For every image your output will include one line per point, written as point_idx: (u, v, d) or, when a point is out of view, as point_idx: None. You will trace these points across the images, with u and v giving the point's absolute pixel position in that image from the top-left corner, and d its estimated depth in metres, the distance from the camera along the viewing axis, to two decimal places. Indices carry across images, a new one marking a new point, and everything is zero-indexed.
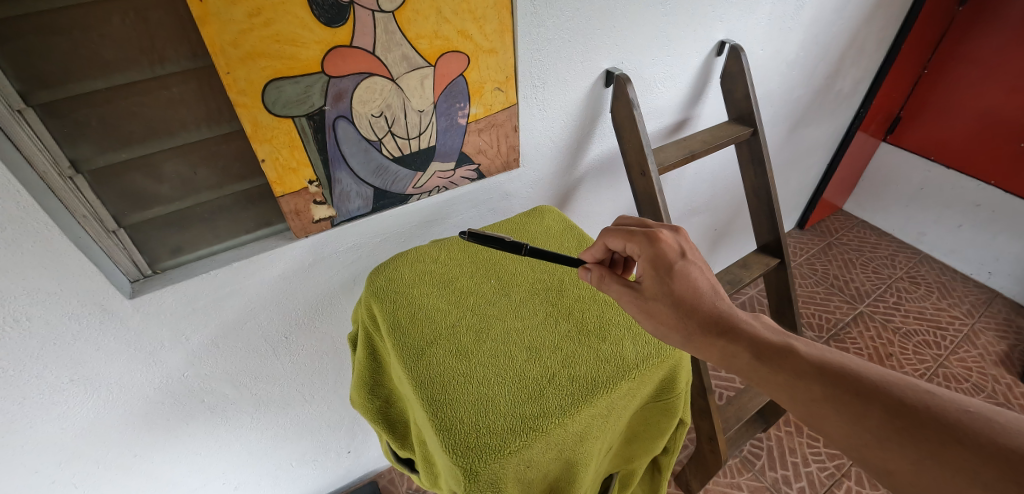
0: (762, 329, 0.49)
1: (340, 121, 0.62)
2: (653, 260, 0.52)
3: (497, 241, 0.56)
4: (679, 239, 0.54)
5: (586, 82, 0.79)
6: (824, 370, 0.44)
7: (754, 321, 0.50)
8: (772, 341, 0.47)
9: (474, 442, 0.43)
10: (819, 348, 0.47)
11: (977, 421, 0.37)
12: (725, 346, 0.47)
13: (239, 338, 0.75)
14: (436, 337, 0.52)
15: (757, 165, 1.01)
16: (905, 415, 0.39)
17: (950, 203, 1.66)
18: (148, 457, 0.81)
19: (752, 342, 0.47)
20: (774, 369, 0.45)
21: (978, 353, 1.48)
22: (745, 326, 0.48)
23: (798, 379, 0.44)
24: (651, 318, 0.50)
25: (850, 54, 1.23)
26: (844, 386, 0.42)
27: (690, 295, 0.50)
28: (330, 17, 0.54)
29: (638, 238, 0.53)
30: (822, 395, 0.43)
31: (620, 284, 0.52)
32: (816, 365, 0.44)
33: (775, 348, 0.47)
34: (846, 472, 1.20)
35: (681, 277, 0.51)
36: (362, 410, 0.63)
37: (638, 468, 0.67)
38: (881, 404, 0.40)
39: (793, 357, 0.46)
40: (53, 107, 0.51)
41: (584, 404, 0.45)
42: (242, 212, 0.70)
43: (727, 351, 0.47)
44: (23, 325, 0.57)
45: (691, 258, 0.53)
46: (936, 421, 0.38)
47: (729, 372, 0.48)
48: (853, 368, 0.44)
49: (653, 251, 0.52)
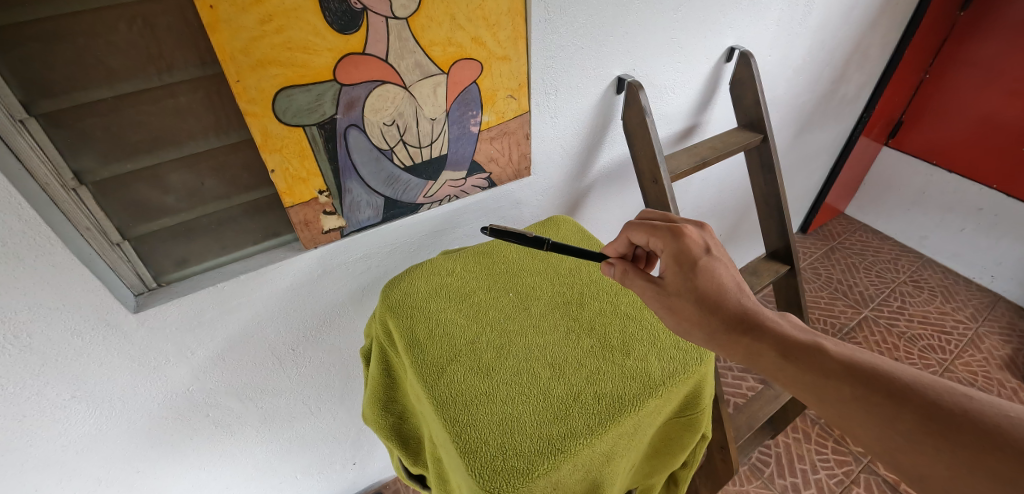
0: (789, 329, 0.48)
1: (352, 130, 0.60)
2: (676, 256, 0.52)
3: (518, 236, 0.55)
4: (704, 235, 0.54)
5: (598, 89, 0.78)
6: (853, 370, 0.43)
7: (780, 319, 0.49)
8: (799, 341, 0.46)
9: (502, 465, 0.41)
10: (847, 347, 0.46)
11: (1014, 425, 0.36)
12: (749, 345, 0.47)
13: (246, 351, 0.73)
14: (457, 354, 0.50)
15: (767, 171, 1.00)
16: (938, 418, 0.38)
17: (952, 206, 1.66)
18: (151, 473, 0.79)
19: (778, 341, 0.46)
20: (802, 369, 0.44)
21: (983, 357, 1.48)
22: (771, 324, 0.47)
23: (825, 379, 0.43)
24: (673, 314, 0.51)
25: (855, 59, 1.23)
26: (874, 387, 0.41)
27: (714, 291, 0.50)
28: (343, 24, 0.52)
29: (662, 233, 0.53)
30: (850, 396, 0.42)
31: (644, 279, 0.52)
32: (844, 365, 0.43)
33: (802, 347, 0.46)
34: (856, 479, 1.20)
35: (706, 273, 0.50)
36: (375, 427, 0.61)
37: (656, 483, 0.66)
38: (913, 406, 0.39)
39: (819, 356, 0.45)
40: (57, 117, 0.50)
41: (612, 424, 0.44)
42: (249, 223, 0.68)
43: (751, 350, 0.47)
44: (24, 342, 0.55)
45: (716, 254, 0.52)
46: (972, 424, 0.37)
47: (752, 370, 0.47)
48: (882, 369, 0.42)
49: (676, 247, 0.52)
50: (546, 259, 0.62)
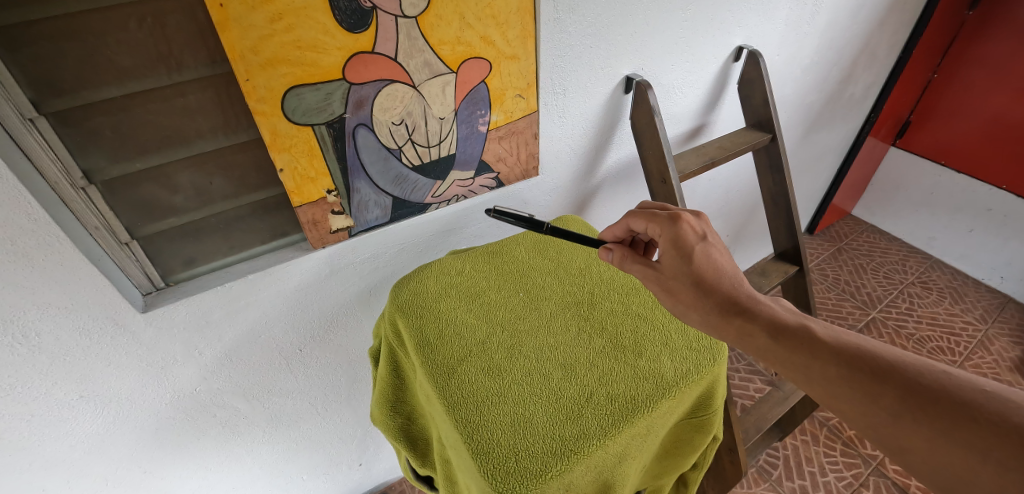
0: (781, 312, 0.48)
1: (361, 129, 0.60)
2: (673, 241, 0.52)
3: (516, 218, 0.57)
4: (701, 222, 0.53)
5: (607, 88, 0.78)
6: (841, 350, 0.43)
7: (774, 303, 0.49)
8: (789, 323, 0.46)
9: (514, 466, 0.41)
10: (835, 329, 0.46)
11: (991, 399, 0.36)
12: (741, 326, 0.47)
13: (253, 350, 0.73)
14: (465, 354, 0.50)
15: (775, 171, 1.00)
16: (918, 394, 0.38)
17: (961, 207, 1.65)
18: (158, 474, 0.79)
19: (770, 323, 0.46)
20: (791, 350, 0.44)
21: (992, 359, 1.46)
22: (764, 307, 0.47)
23: (812, 358, 0.43)
24: (672, 297, 0.51)
25: (863, 58, 1.22)
26: (858, 366, 0.41)
27: (711, 275, 0.50)
28: (352, 22, 0.52)
29: (660, 219, 0.53)
30: (834, 374, 0.42)
31: (641, 263, 0.53)
32: (832, 347, 0.43)
33: (793, 329, 0.46)
34: (865, 482, 1.18)
35: (704, 258, 0.50)
36: (383, 428, 0.60)
37: (666, 484, 0.65)
38: (894, 383, 0.40)
39: (808, 337, 0.44)
40: (67, 115, 0.50)
41: (625, 426, 0.44)
42: (257, 222, 0.68)
43: (744, 331, 0.46)
44: (32, 341, 0.55)
45: (712, 240, 0.52)
46: (950, 400, 0.37)
47: (745, 353, 0.46)
48: (866, 348, 0.42)
49: (673, 232, 0.52)
50: (556, 259, 0.62)
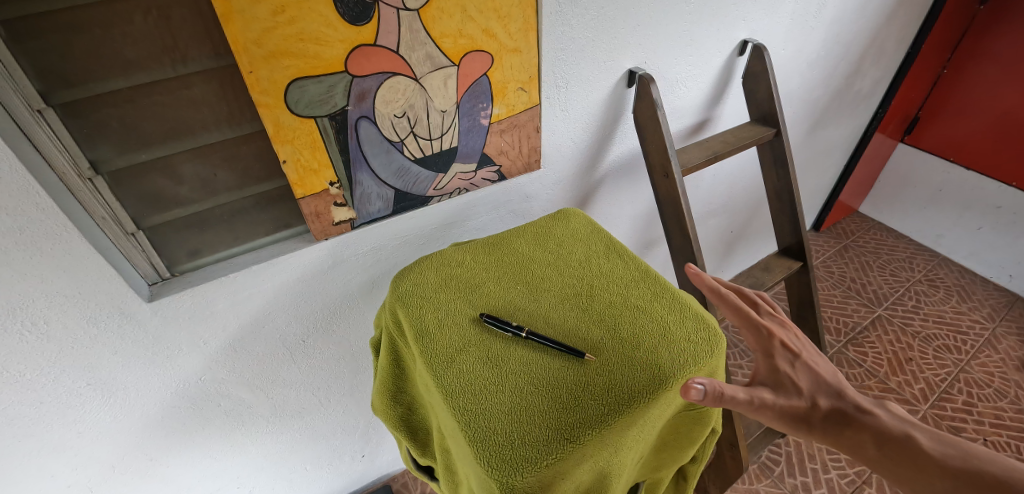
0: (886, 420, 0.51)
1: (363, 121, 0.60)
2: (768, 354, 0.55)
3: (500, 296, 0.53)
4: (790, 334, 0.57)
5: (609, 82, 0.78)
6: (945, 462, 0.46)
7: (879, 411, 0.52)
8: (893, 432, 0.50)
9: (511, 454, 0.41)
10: (944, 440, 0.48)
11: None
12: (851, 436, 0.50)
13: (257, 341, 0.74)
14: (465, 344, 0.50)
15: (779, 166, 0.99)
16: None
17: (970, 204, 1.63)
18: (164, 461, 0.80)
19: (875, 432, 0.50)
20: (897, 462, 0.48)
21: (1000, 358, 1.45)
22: (871, 417, 0.51)
23: (920, 473, 0.46)
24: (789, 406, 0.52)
25: (871, 52, 1.21)
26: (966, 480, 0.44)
27: (815, 385, 0.53)
28: (354, 15, 0.52)
29: (754, 329, 0.56)
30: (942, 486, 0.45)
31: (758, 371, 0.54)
32: (937, 458, 0.47)
33: (895, 438, 0.49)
34: (868, 479, 1.18)
35: (805, 369, 0.54)
36: (384, 417, 0.61)
37: (665, 476, 0.65)
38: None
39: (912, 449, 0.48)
40: (75, 107, 0.51)
41: (622, 415, 0.44)
42: (261, 214, 0.69)
43: (854, 443, 0.50)
44: (41, 329, 0.56)
45: (806, 353, 0.55)
46: None
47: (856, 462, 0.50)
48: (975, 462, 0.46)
49: (767, 345, 0.55)
50: (555, 251, 0.62)
